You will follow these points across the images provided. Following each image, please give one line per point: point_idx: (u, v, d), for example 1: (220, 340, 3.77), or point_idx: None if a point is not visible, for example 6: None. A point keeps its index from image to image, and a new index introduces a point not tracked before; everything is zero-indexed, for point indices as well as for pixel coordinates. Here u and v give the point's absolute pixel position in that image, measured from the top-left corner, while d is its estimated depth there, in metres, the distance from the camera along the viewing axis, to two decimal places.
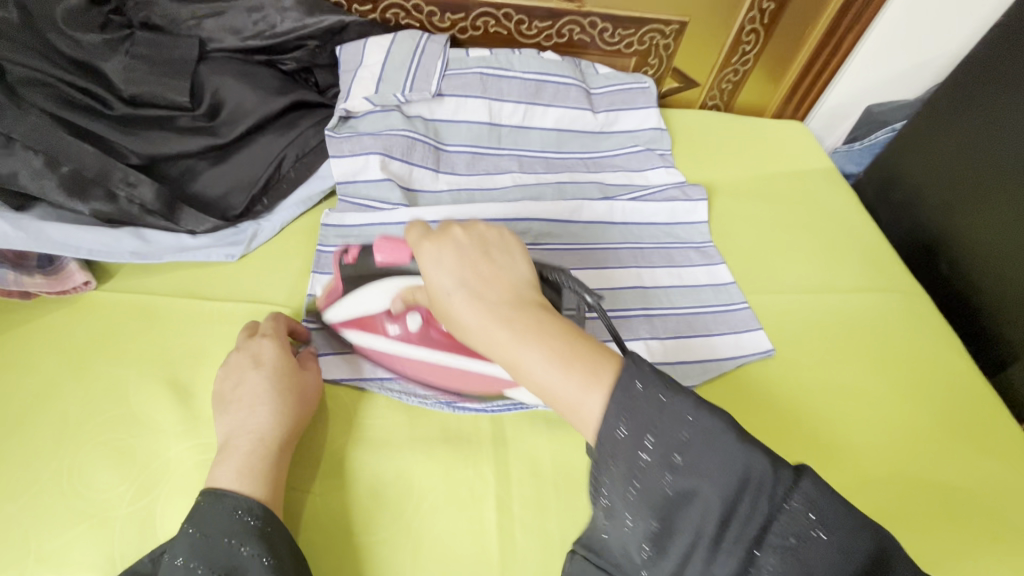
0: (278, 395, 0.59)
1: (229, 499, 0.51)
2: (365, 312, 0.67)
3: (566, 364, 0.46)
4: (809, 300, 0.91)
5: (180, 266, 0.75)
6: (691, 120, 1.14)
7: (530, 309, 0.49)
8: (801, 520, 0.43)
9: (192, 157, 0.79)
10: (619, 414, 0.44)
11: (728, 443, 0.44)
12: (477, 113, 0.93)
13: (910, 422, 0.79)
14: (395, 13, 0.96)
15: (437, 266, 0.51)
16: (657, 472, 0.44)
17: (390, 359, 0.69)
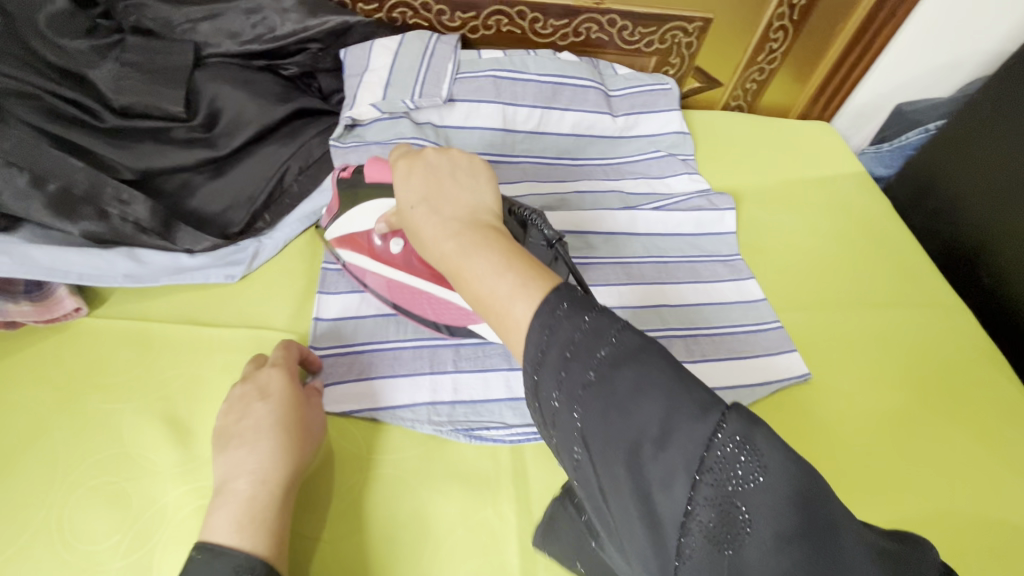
0: (283, 430, 0.54)
1: (227, 557, 0.46)
2: (355, 229, 0.69)
3: (501, 271, 0.43)
4: (844, 316, 0.85)
5: (176, 288, 0.70)
6: (714, 122, 1.08)
7: (481, 224, 0.47)
8: (733, 464, 0.33)
9: (189, 170, 0.74)
10: (545, 333, 0.38)
11: (653, 365, 0.36)
12: (490, 119, 0.88)
13: (960, 451, 0.73)
14: (403, 13, 0.91)
15: (405, 181, 0.52)
16: (568, 397, 0.37)
17: (370, 279, 0.71)
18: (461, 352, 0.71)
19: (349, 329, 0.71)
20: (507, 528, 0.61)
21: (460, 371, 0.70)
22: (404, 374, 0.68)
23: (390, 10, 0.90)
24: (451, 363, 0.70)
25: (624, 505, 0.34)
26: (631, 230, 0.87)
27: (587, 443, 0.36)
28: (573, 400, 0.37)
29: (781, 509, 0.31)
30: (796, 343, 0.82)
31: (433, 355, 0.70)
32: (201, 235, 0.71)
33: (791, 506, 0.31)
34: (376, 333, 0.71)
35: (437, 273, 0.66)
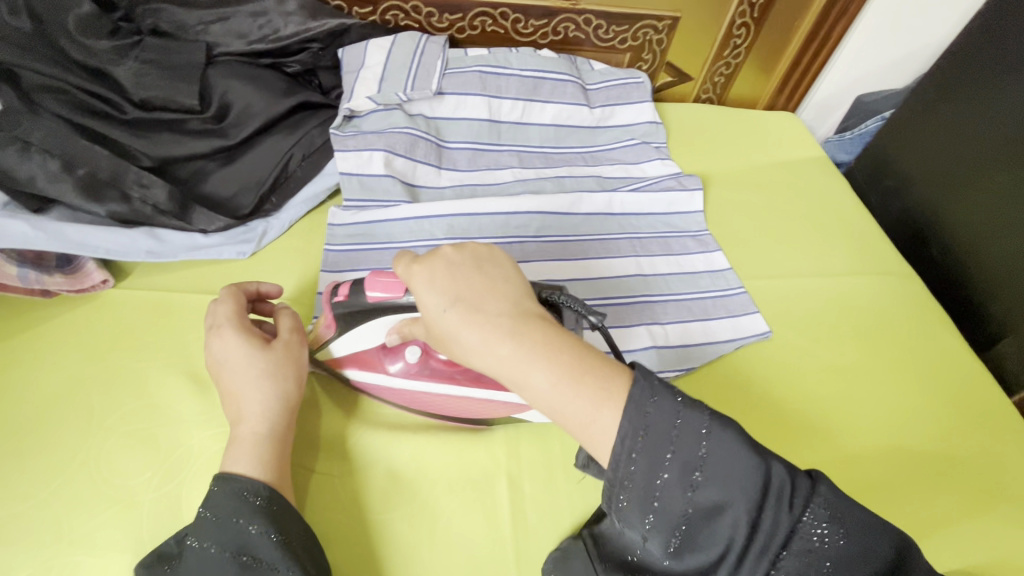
0: (269, 378, 0.59)
1: (235, 481, 0.53)
2: (364, 348, 0.66)
3: (575, 382, 0.48)
4: (805, 285, 0.93)
5: (192, 264, 0.78)
6: (686, 114, 1.17)
7: (530, 319, 0.50)
8: (823, 527, 0.47)
9: (202, 158, 0.81)
10: (638, 438, 0.46)
11: (744, 457, 0.46)
12: (477, 110, 0.96)
13: (903, 402, 0.81)
14: (395, 15, 1.00)
15: (430, 286, 0.52)
16: (678, 491, 0.46)
17: (391, 394, 0.69)
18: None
19: None
20: (495, 467, 0.68)
21: None
22: None
23: (383, 13, 0.99)
24: None
25: (729, 572, 0.46)
26: (609, 210, 0.95)
27: (698, 524, 0.46)
28: (677, 493, 0.46)
29: (852, 555, 0.47)
30: (759, 308, 0.90)
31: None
32: (215, 216, 0.78)
33: (863, 554, 0.47)
34: None
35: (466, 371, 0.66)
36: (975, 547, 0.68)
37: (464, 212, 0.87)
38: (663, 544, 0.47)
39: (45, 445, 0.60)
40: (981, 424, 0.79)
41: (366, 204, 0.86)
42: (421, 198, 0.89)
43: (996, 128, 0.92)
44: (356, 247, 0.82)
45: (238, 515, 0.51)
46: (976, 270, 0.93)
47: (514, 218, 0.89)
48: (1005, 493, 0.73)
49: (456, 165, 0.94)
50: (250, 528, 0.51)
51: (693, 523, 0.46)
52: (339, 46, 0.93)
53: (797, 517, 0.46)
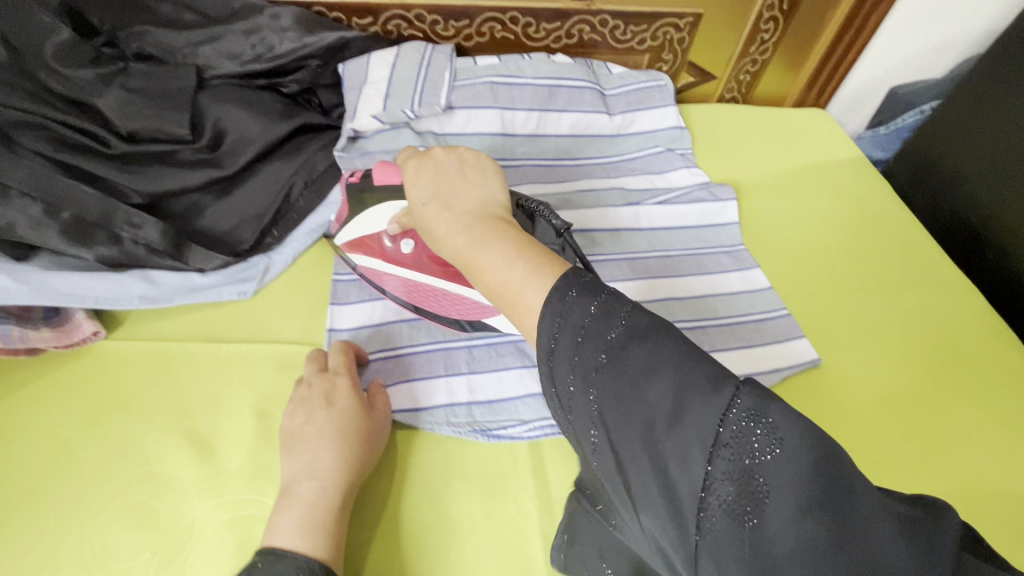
0: (360, 439, 0.58)
1: (289, 558, 0.48)
2: (366, 232, 0.71)
3: (514, 258, 0.45)
4: (851, 299, 0.86)
5: (190, 308, 0.71)
6: (711, 116, 1.09)
7: (491, 216, 0.50)
8: (748, 430, 0.34)
9: (197, 190, 0.75)
10: (555, 317, 0.41)
11: (660, 345, 0.38)
12: (489, 123, 0.89)
13: (974, 431, 0.73)
14: (398, 25, 0.93)
15: (416, 179, 0.54)
16: (586, 380, 0.39)
17: (384, 279, 0.72)
18: (474, 354, 0.72)
19: (363, 340, 0.71)
20: (528, 522, 0.61)
21: (475, 372, 0.70)
22: (420, 379, 0.69)
23: (385, 23, 0.92)
24: (465, 365, 0.71)
25: (647, 490, 0.36)
26: (635, 226, 0.88)
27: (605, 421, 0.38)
28: (586, 381, 0.39)
29: (789, 479, 0.33)
30: (804, 329, 0.82)
31: (446, 358, 0.71)
32: (212, 254, 0.72)
33: (807, 478, 0.32)
34: (388, 340, 0.72)
35: (451, 272, 0.67)
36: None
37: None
38: (587, 446, 0.40)
39: (32, 525, 0.55)
40: None
41: None
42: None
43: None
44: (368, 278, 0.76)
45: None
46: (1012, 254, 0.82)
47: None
48: None
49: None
50: None
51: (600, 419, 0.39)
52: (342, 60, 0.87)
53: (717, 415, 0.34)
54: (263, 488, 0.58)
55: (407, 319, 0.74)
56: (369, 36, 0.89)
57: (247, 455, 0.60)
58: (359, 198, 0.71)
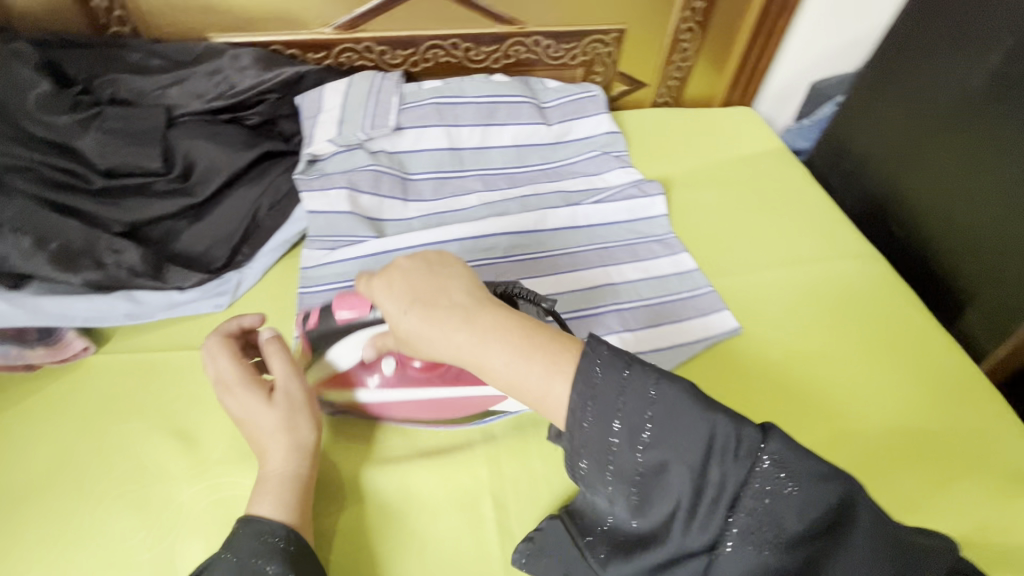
0: (282, 431, 0.60)
1: (258, 524, 0.55)
2: (342, 367, 0.69)
3: (528, 353, 0.51)
4: (771, 275, 0.96)
5: (170, 321, 0.80)
6: (644, 121, 1.19)
7: (481, 303, 0.54)
8: (774, 475, 0.48)
9: (172, 217, 0.83)
10: (586, 400, 0.49)
11: (692, 416, 0.48)
12: (437, 139, 0.99)
13: (878, 381, 0.83)
14: (349, 57, 1.03)
15: (387, 292, 0.56)
16: (627, 452, 0.49)
17: (377, 408, 0.72)
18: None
19: None
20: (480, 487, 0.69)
21: None
22: None
23: (337, 55, 1.02)
24: None
25: (699, 531, 0.49)
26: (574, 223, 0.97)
27: (655, 467, 0.49)
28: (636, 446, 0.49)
29: (787, 501, 0.48)
30: (727, 302, 0.92)
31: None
32: (190, 272, 0.81)
33: (814, 506, 0.48)
34: None
35: (438, 373, 0.70)
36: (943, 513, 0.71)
37: (433, 240, 0.89)
38: (628, 501, 0.51)
39: (37, 516, 0.62)
40: (950, 396, 0.81)
41: (336, 240, 0.86)
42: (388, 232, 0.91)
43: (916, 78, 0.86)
44: (334, 286, 0.84)
45: (257, 556, 0.53)
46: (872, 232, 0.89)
47: (478, 242, 0.91)
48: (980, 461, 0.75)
49: (423, 195, 0.96)
50: (265, 568, 0.53)
51: (646, 482, 0.49)
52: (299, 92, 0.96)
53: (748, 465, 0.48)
54: (241, 470, 0.66)
55: None
56: (323, 69, 0.98)
57: (227, 444, 0.68)
58: (324, 334, 0.68)
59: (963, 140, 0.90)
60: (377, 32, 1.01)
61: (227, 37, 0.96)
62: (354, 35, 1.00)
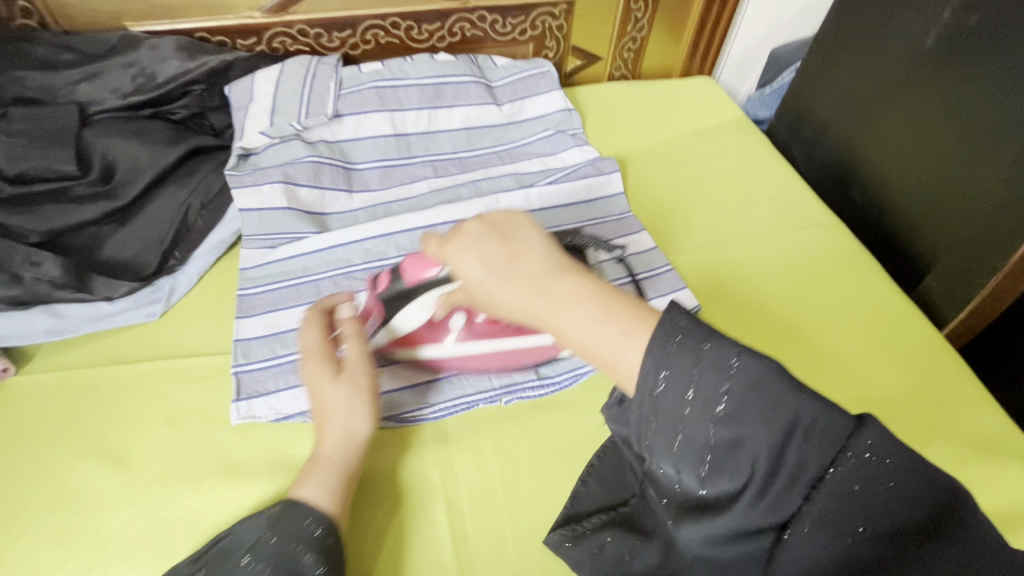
0: (342, 413, 0.60)
1: (300, 507, 0.56)
2: (409, 326, 0.69)
3: (602, 322, 0.44)
4: (733, 247, 0.93)
5: (99, 336, 0.74)
6: (599, 97, 1.15)
7: (559, 271, 0.47)
8: (864, 464, 0.40)
9: (95, 223, 0.78)
10: (657, 371, 0.41)
11: (776, 387, 0.40)
12: (380, 124, 0.93)
13: (839, 351, 0.81)
14: (283, 42, 0.97)
15: (461, 260, 0.48)
16: (700, 423, 0.41)
17: (446, 362, 0.73)
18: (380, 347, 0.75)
19: (263, 347, 0.73)
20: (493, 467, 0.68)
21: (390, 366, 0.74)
22: None
23: (269, 41, 0.96)
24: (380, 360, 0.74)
25: (767, 512, 0.41)
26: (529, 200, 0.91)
27: (728, 448, 0.41)
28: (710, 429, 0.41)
29: (878, 495, 0.40)
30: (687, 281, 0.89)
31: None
32: (119, 281, 0.76)
33: (910, 501, 0.40)
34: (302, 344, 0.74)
35: (502, 328, 0.70)
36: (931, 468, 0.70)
37: (379, 232, 0.83)
38: (692, 476, 0.43)
39: None
40: (913, 363, 0.80)
41: (274, 238, 0.82)
42: (332, 226, 0.85)
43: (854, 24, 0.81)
44: (275, 285, 0.78)
45: (296, 541, 0.53)
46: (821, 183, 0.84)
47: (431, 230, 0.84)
48: (947, 428, 0.74)
49: (368, 184, 0.91)
50: (304, 558, 0.52)
51: (716, 455, 0.41)
52: (227, 83, 0.90)
53: (836, 449, 0.40)
54: (178, 490, 0.62)
55: None
56: (253, 56, 0.93)
57: (162, 463, 0.64)
58: (393, 297, 0.68)
59: (927, 94, 0.86)
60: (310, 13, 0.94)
61: (146, 26, 0.89)
62: (285, 18, 0.93)
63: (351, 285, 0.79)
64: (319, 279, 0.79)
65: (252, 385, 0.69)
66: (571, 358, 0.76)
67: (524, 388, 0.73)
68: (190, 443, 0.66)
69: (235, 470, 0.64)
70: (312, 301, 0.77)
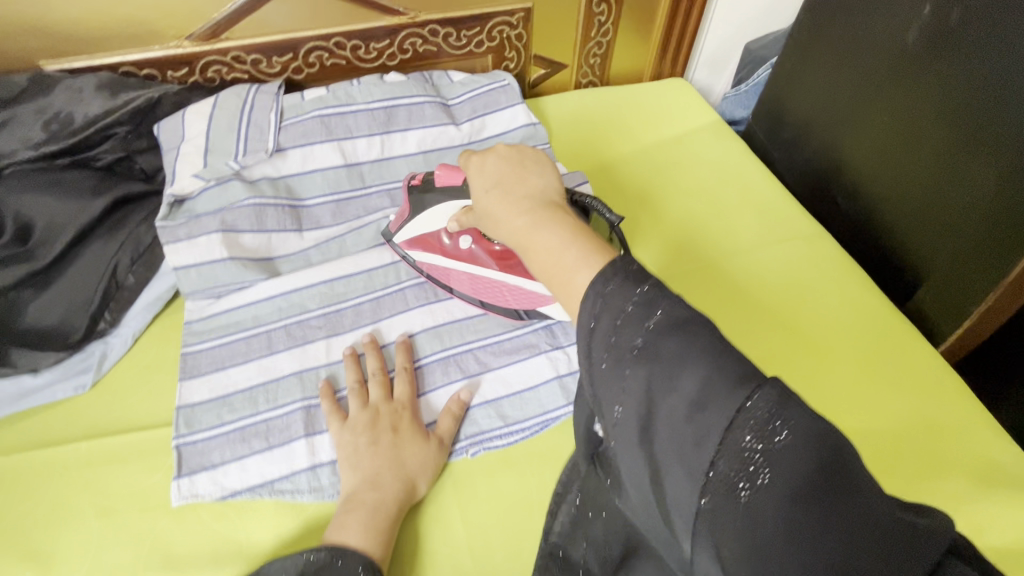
0: (422, 462, 0.62)
1: (353, 554, 0.53)
2: (428, 230, 0.75)
3: (569, 241, 0.44)
4: (717, 264, 0.87)
5: (19, 416, 0.67)
6: (565, 107, 1.09)
7: (551, 204, 0.49)
8: (765, 428, 0.32)
9: (13, 289, 0.71)
10: (597, 307, 0.38)
11: (701, 341, 0.35)
12: (329, 155, 0.86)
13: (822, 369, 0.76)
14: (218, 70, 0.89)
15: (479, 172, 0.55)
16: (618, 360, 0.36)
17: (443, 274, 0.77)
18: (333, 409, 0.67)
19: (205, 414, 0.67)
20: (473, 511, 0.63)
21: None
22: (277, 445, 0.65)
23: (202, 70, 0.88)
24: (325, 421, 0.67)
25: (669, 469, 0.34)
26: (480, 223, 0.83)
27: (629, 401, 0.36)
28: (620, 387, 0.36)
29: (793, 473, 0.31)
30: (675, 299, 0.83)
31: (306, 416, 0.67)
32: (44, 351, 0.70)
33: (811, 464, 0.31)
34: (246, 408, 0.67)
35: (506, 263, 0.73)
36: (930, 495, 0.65)
37: (335, 276, 0.79)
38: (607, 420, 0.38)
39: None
40: (912, 387, 0.74)
41: (214, 290, 0.76)
42: (282, 270, 0.80)
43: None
44: (222, 341, 0.73)
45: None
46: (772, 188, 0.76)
47: (382, 270, 0.81)
48: (955, 459, 0.68)
49: (320, 221, 0.84)
50: None
51: (626, 390, 0.36)
52: (156, 121, 0.83)
53: (736, 406, 0.33)
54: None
55: (264, 381, 0.69)
56: (183, 89, 0.85)
57: (92, 561, 0.58)
58: (421, 199, 0.75)
59: (914, 92, 0.78)
60: (244, 38, 0.87)
61: (62, 63, 0.81)
62: (218, 45, 0.86)
63: (305, 333, 0.74)
64: (270, 330, 0.74)
65: (194, 458, 0.63)
66: (543, 402, 0.70)
67: (491, 437, 0.67)
68: (123, 535, 0.59)
69: (175, 562, 0.58)
70: (262, 357, 0.71)
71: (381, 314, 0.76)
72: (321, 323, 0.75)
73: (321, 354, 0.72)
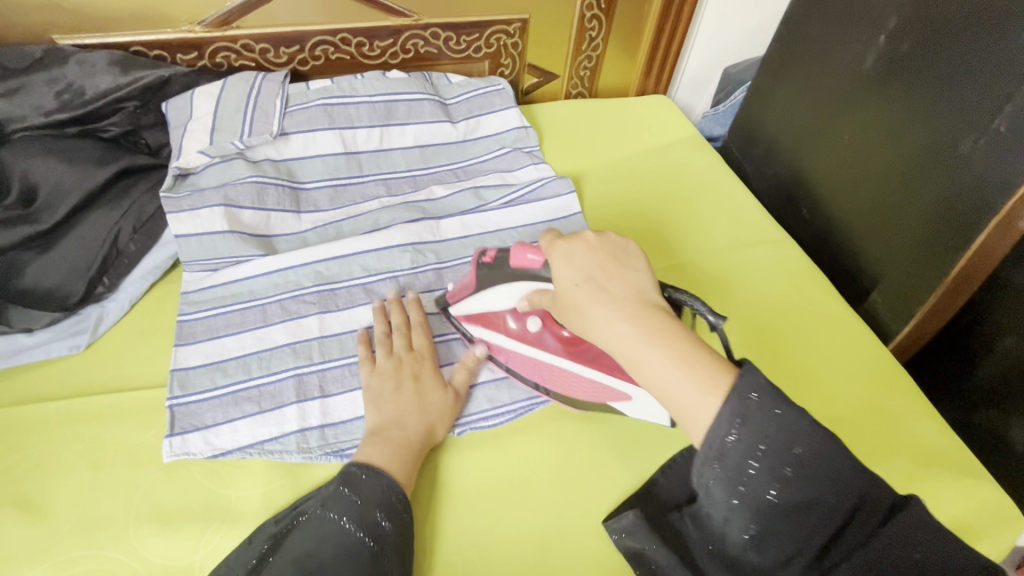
0: (437, 419, 0.54)
1: (377, 476, 0.48)
2: (495, 306, 0.58)
3: (687, 366, 0.37)
4: (817, 294, 0.73)
5: (9, 375, 0.56)
6: (664, 106, 1.00)
7: (650, 304, 0.41)
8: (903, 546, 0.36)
9: (8, 249, 0.58)
10: (736, 421, 0.35)
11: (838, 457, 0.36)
12: (418, 89, 0.81)
13: (888, 393, 0.63)
14: (325, 50, 0.80)
15: (567, 260, 0.44)
16: (766, 474, 0.35)
17: (514, 358, 0.60)
18: (327, 375, 0.58)
19: None
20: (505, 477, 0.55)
21: None
22: None
23: (310, 49, 0.79)
24: None
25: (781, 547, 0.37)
26: (543, 178, 0.79)
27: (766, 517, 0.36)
28: (738, 468, 0.35)
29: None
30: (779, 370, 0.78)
31: (298, 384, 0.57)
32: (39, 310, 0.59)
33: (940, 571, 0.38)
34: None
35: (576, 351, 0.56)
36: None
37: (370, 247, 0.68)
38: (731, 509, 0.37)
39: None
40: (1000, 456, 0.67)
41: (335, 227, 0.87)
42: (279, 249, 0.68)
43: (847, 71, 0.72)
44: (216, 310, 0.62)
45: (376, 508, 0.46)
46: (844, 233, 0.74)
47: (429, 246, 0.71)
48: (956, 463, 0.58)
49: (395, 167, 0.78)
50: (382, 522, 0.45)
51: (772, 518, 0.36)
52: (164, 100, 0.70)
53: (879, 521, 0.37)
54: (99, 538, 0.48)
55: None
56: (193, 69, 0.73)
57: (66, 483, 0.50)
58: (492, 276, 0.56)
59: None
60: (258, 27, 0.75)
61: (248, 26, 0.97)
62: (230, 32, 0.74)
63: None
64: (265, 303, 0.63)
65: (187, 418, 0.54)
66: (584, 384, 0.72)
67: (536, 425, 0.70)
68: (113, 491, 0.50)
69: (162, 516, 0.49)
70: (255, 328, 0.61)
71: (433, 283, 0.68)
72: (314, 299, 0.64)
73: (314, 328, 0.61)
